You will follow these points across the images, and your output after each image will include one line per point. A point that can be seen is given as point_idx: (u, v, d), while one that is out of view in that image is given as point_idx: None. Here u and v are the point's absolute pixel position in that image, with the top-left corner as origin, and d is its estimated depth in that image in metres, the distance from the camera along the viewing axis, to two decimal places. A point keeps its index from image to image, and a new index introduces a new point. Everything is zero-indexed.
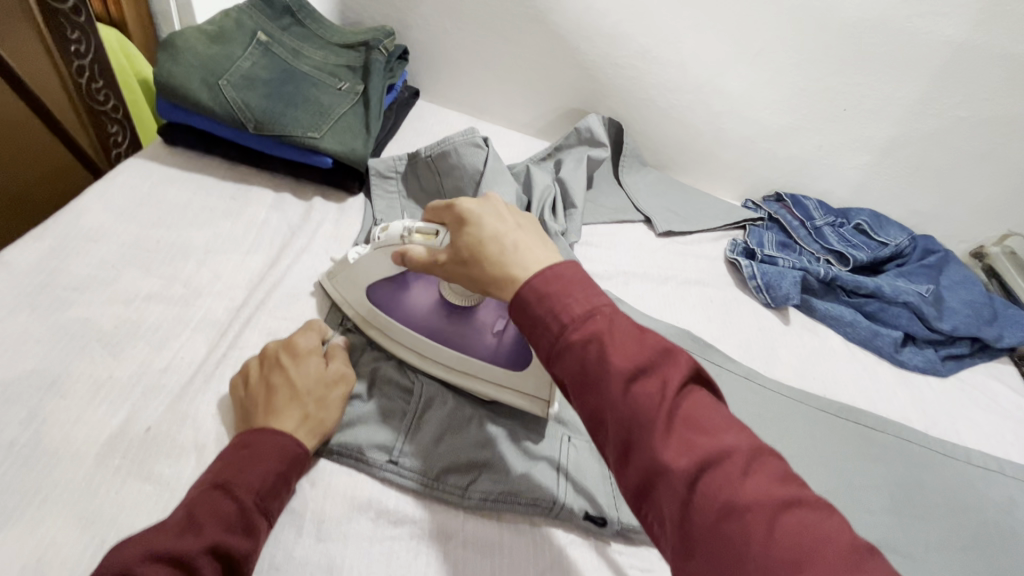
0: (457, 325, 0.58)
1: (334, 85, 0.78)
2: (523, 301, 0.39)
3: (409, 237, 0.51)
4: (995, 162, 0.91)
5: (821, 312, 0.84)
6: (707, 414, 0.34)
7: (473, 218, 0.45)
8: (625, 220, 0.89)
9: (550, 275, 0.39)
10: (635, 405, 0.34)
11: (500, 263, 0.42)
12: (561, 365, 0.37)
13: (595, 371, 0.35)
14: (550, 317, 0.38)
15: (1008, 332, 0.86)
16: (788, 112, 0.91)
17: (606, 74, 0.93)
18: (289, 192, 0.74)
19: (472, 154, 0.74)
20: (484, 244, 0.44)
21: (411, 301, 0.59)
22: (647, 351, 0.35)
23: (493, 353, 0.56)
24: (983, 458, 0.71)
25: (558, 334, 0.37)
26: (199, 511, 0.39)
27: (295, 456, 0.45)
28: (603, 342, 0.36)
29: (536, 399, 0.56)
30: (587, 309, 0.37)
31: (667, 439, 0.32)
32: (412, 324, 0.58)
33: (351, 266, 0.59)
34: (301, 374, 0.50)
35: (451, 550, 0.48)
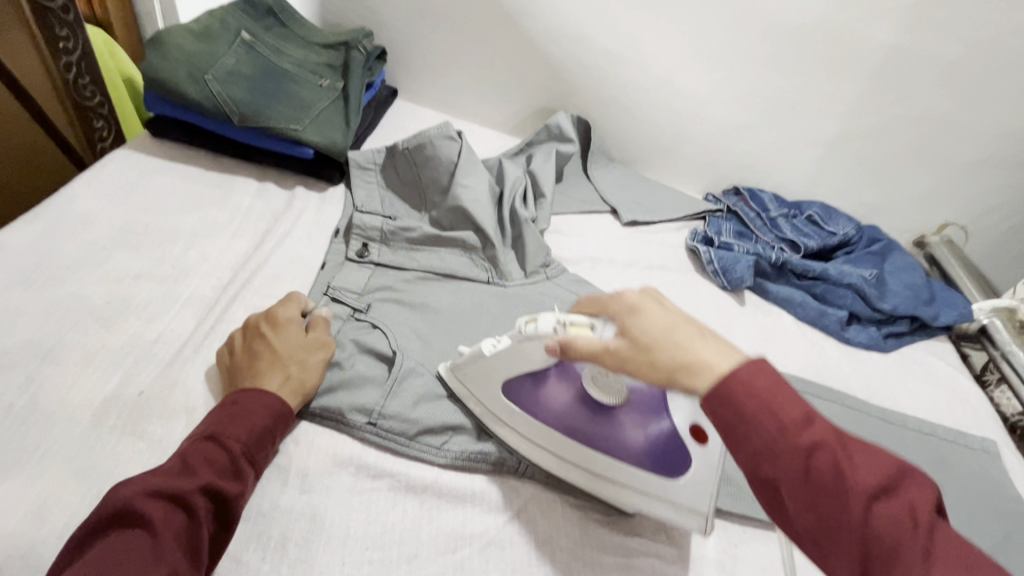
0: (605, 428, 0.53)
1: (315, 81, 0.82)
2: (727, 396, 0.37)
3: (564, 329, 0.48)
4: (929, 157, 0.99)
5: (773, 294, 0.90)
6: (965, 546, 0.32)
7: (646, 306, 0.43)
8: (593, 211, 0.95)
9: (755, 369, 0.38)
10: (876, 523, 0.33)
11: (689, 357, 0.39)
12: (776, 466, 0.36)
13: (825, 481, 0.34)
14: (767, 417, 0.36)
15: (945, 311, 0.93)
16: (741, 110, 0.98)
17: (574, 74, 0.99)
18: (272, 182, 0.78)
19: (446, 146, 0.79)
20: (670, 336, 0.41)
21: (549, 400, 0.54)
22: (884, 470, 0.34)
23: (644, 458, 0.51)
24: (918, 423, 0.77)
25: (777, 437, 0.36)
26: (192, 459, 0.43)
27: (280, 412, 0.50)
28: (833, 451, 0.35)
29: (693, 510, 0.51)
30: (805, 413, 0.37)
31: (930, 574, 0.31)
32: (555, 426, 0.54)
33: (484, 359, 0.55)
34: (282, 341, 0.54)
35: (426, 500, 0.52)
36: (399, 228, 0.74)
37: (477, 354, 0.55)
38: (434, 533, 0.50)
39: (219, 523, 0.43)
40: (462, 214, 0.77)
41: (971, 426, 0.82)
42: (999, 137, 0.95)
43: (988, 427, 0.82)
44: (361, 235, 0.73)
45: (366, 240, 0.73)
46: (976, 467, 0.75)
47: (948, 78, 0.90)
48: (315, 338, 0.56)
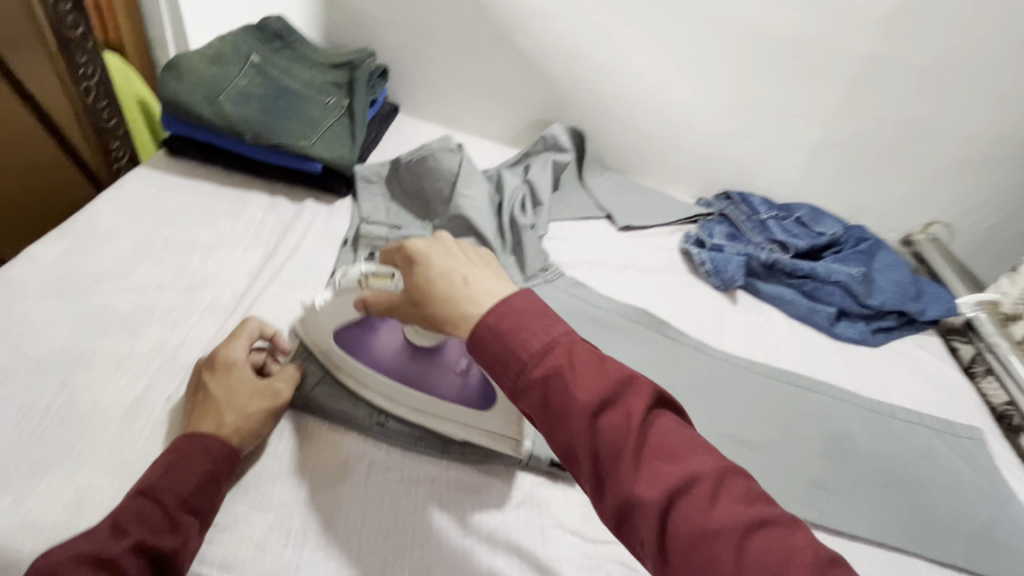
0: (423, 369, 0.58)
1: (322, 100, 0.87)
2: (482, 342, 0.41)
3: (366, 283, 0.52)
4: (911, 159, 1.03)
5: (765, 293, 0.94)
6: (673, 438, 0.37)
7: (424, 259, 0.46)
8: (589, 217, 0.99)
9: (503, 311, 0.41)
10: (602, 436, 0.37)
11: (453, 305, 0.43)
12: (526, 402, 0.40)
13: (559, 407, 0.38)
14: (509, 357, 0.40)
15: (931, 306, 0.96)
16: (729, 118, 1.03)
17: (568, 88, 1.03)
18: (283, 196, 0.83)
19: (448, 158, 0.83)
20: (441, 288, 0.44)
21: (379, 346, 0.59)
22: (606, 383, 0.38)
23: (459, 394, 0.57)
24: (907, 413, 0.80)
25: (522, 372, 0.40)
26: (124, 518, 0.43)
27: (220, 456, 0.49)
28: (563, 377, 0.38)
29: (507, 438, 0.57)
30: (544, 345, 0.40)
31: (637, 472, 0.35)
32: (381, 370, 0.58)
33: (318, 313, 0.58)
34: (220, 388, 0.53)
35: (437, 490, 0.55)
36: (404, 237, 0.78)
37: (312, 309, 0.58)
38: (445, 522, 0.53)
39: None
40: (463, 222, 0.81)
41: (958, 415, 0.85)
42: (977, 138, 0.99)
43: (975, 416, 0.85)
44: (368, 244, 0.77)
45: (373, 249, 0.77)
46: (962, 453, 0.78)
47: (926, 84, 0.94)
48: (266, 385, 0.55)
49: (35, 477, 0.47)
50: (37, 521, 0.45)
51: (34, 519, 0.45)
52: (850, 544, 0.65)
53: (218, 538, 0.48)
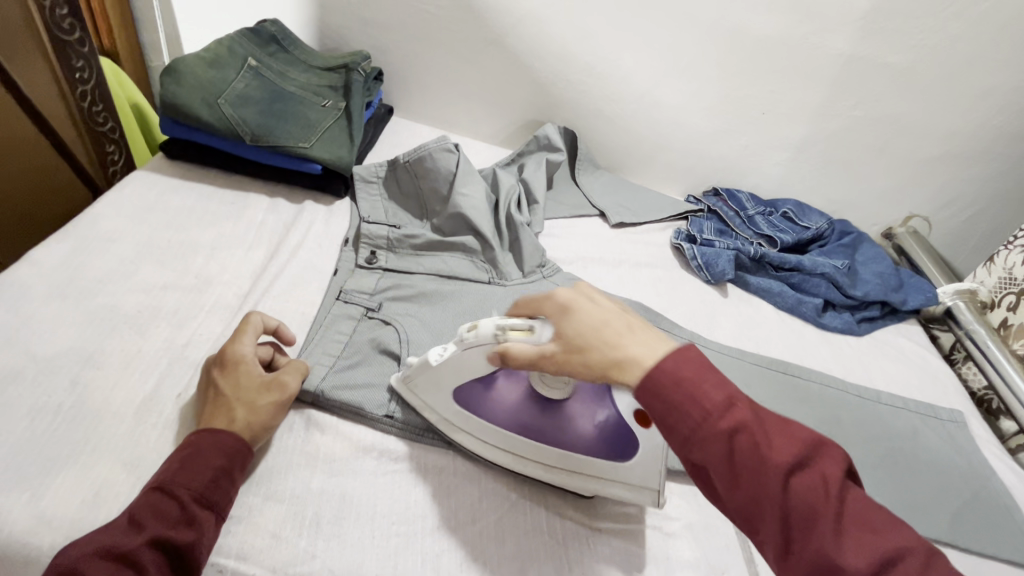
0: (555, 422, 0.57)
1: (319, 102, 0.88)
2: (663, 391, 0.42)
3: (504, 335, 0.49)
4: (890, 155, 1.07)
5: (754, 286, 0.97)
6: (867, 508, 0.39)
7: (579, 306, 0.47)
8: (583, 214, 1.01)
9: (679, 359, 0.43)
10: (797, 497, 0.39)
11: (617, 351, 0.45)
12: (704, 453, 0.41)
13: (749, 461, 0.40)
14: (691, 407, 0.41)
15: (913, 296, 1.00)
16: (715, 117, 1.06)
17: (559, 89, 1.06)
18: (283, 198, 0.84)
19: (445, 158, 0.84)
20: (604, 334, 0.46)
21: (501, 400, 0.58)
22: (797, 446, 0.40)
23: (595, 445, 0.56)
24: (891, 398, 0.84)
25: (703, 424, 0.41)
26: (141, 513, 0.44)
27: (232, 451, 0.50)
28: (752, 433, 0.40)
29: (646, 488, 0.56)
30: (726, 399, 0.41)
31: (839, 537, 0.37)
32: (511, 428, 0.57)
33: (432, 367, 0.56)
34: (229, 383, 0.54)
35: (445, 479, 0.57)
36: (404, 236, 0.80)
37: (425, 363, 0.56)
38: (453, 508, 0.55)
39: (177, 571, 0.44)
40: (462, 220, 0.83)
41: (940, 399, 0.88)
42: (952, 134, 1.03)
43: (956, 400, 0.89)
44: (369, 243, 0.79)
45: (374, 248, 0.78)
46: (944, 435, 0.81)
47: (902, 82, 0.98)
48: (273, 378, 0.56)
49: (49, 473, 0.48)
50: (54, 516, 0.45)
51: (51, 514, 0.46)
52: None
53: (233, 529, 0.49)
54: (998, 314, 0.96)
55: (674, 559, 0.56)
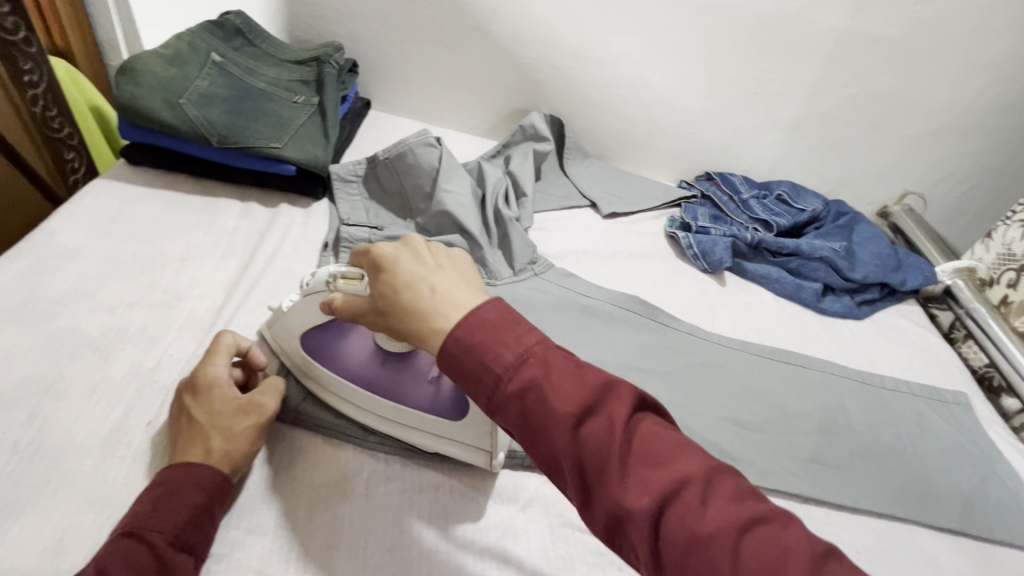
0: (393, 376, 0.55)
1: (290, 99, 0.83)
2: (453, 357, 0.40)
3: (334, 284, 0.50)
4: (886, 132, 1.05)
5: (751, 273, 0.94)
6: (660, 441, 0.36)
7: (391, 265, 0.45)
8: (573, 206, 0.97)
9: (471, 323, 0.40)
10: (586, 446, 0.36)
11: (408, 314, 0.43)
12: (504, 416, 0.38)
13: (539, 418, 0.37)
14: (482, 370, 0.39)
15: (912, 276, 0.98)
16: (707, 99, 1.02)
17: (544, 75, 1.01)
18: (256, 202, 0.79)
19: (427, 153, 0.80)
20: (407, 297, 0.43)
21: (348, 351, 0.56)
22: (586, 391, 0.37)
23: (431, 404, 0.54)
24: (896, 383, 0.82)
25: (496, 385, 0.38)
26: (108, 563, 0.39)
27: (212, 485, 0.46)
28: (539, 388, 0.37)
29: (481, 450, 0.54)
30: (517, 355, 0.38)
31: (625, 480, 0.34)
32: (349, 377, 0.56)
33: (285, 315, 0.57)
34: (202, 410, 0.50)
35: (441, 497, 0.54)
36: (388, 237, 0.76)
37: (279, 311, 0.57)
38: (450, 529, 0.52)
39: None
40: (448, 218, 0.79)
41: (943, 381, 0.86)
42: (948, 108, 1.01)
43: (959, 381, 0.87)
44: (350, 247, 0.74)
45: None
46: (950, 419, 0.79)
47: (898, 56, 0.95)
48: (248, 400, 0.51)
49: (8, 519, 0.44)
50: (15, 566, 0.42)
51: (11, 565, 0.42)
52: (851, 517, 0.66)
53: (213, 568, 0.46)
54: (999, 291, 0.95)
55: None
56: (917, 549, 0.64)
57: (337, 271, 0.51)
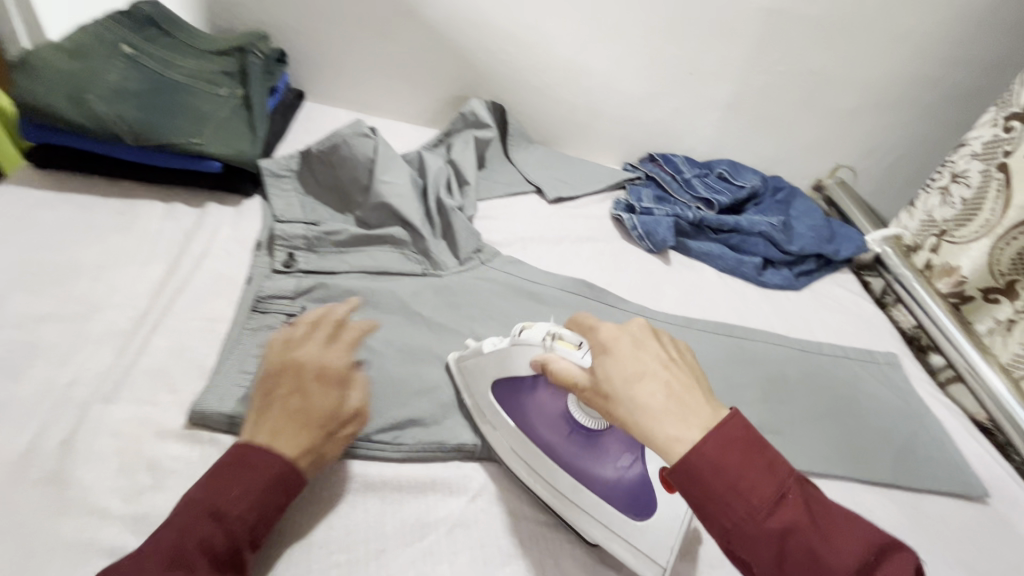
0: (582, 452, 0.54)
1: (213, 92, 0.79)
2: (701, 478, 0.39)
3: (552, 345, 0.52)
4: (815, 108, 1.08)
5: (695, 250, 0.96)
6: None
7: (621, 355, 0.45)
8: (518, 192, 0.97)
9: (725, 442, 0.40)
10: None
11: (632, 411, 0.43)
12: (754, 552, 0.39)
13: (801, 561, 0.37)
14: (735, 499, 0.39)
15: (845, 246, 1.02)
16: (645, 81, 1.03)
17: (482, 60, 1.00)
18: (181, 202, 0.75)
19: (361, 144, 0.78)
20: (633, 389, 0.43)
21: (541, 408, 0.56)
22: (850, 547, 0.37)
23: (612, 493, 0.51)
24: (832, 348, 0.86)
25: (752, 520, 0.38)
26: (189, 545, 0.41)
27: (293, 486, 0.46)
28: (803, 532, 0.38)
29: (653, 559, 0.49)
30: (776, 493, 0.39)
31: None
32: (536, 438, 0.55)
33: (482, 355, 0.59)
34: (318, 399, 0.50)
35: (384, 497, 0.53)
36: (324, 232, 0.73)
37: (477, 350, 0.59)
38: (398, 524, 0.51)
39: None
40: (388, 210, 0.77)
41: (876, 344, 0.91)
42: (872, 83, 1.05)
43: (890, 342, 0.92)
44: (285, 245, 0.71)
45: (291, 249, 0.71)
46: (882, 379, 0.84)
47: (822, 34, 0.98)
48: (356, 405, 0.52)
49: None
50: None
51: None
52: None
53: None
54: (922, 257, 1.00)
55: None
56: (856, 504, 0.68)
57: (555, 331, 0.53)
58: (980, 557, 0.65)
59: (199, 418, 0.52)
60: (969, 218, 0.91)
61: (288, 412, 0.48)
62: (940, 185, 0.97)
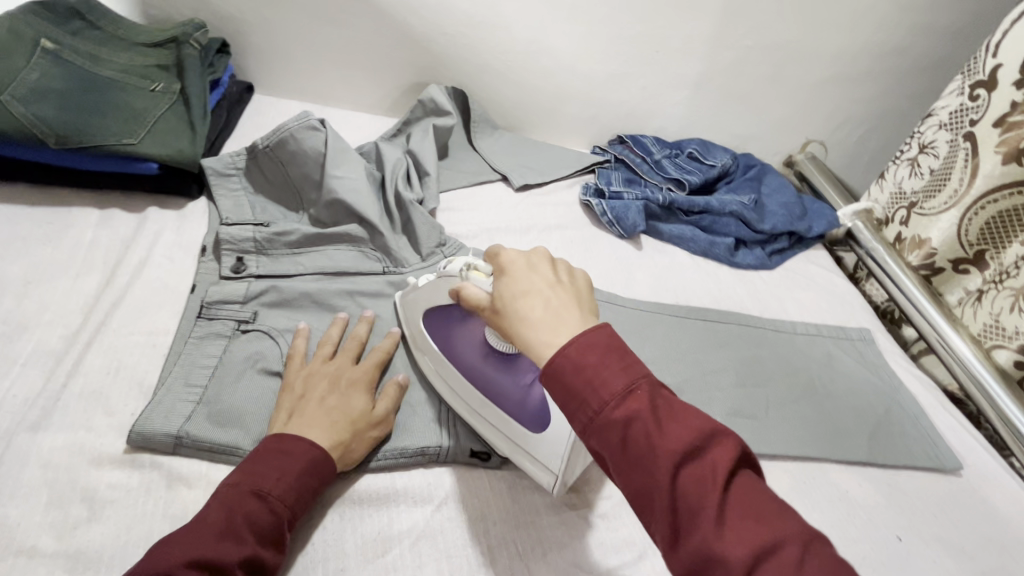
0: (495, 372, 0.57)
1: (147, 87, 0.73)
2: (557, 372, 0.39)
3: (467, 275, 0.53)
4: (784, 83, 1.06)
5: (666, 234, 0.94)
6: (760, 498, 0.34)
7: (515, 275, 0.46)
8: (483, 181, 0.93)
9: (582, 342, 0.40)
10: (683, 489, 0.35)
11: (516, 324, 0.44)
12: (600, 441, 0.38)
13: (639, 449, 0.36)
14: (588, 392, 0.38)
15: (817, 222, 1.01)
16: (610, 61, 1.00)
17: (440, 44, 0.95)
18: (119, 208, 0.70)
19: (310, 137, 0.73)
20: (519, 303, 0.44)
21: (466, 334, 0.59)
22: (691, 431, 0.36)
23: (517, 409, 0.55)
24: (806, 327, 0.85)
25: (599, 409, 0.38)
26: (237, 520, 0.42)
27: (325, 473, 0.48)
28: (643, 422, 0.36)
29: (548, 471, 0.53)
30: (625, 386, 0.38)
31: (721, 529, 0.33)
32: (455, 361, 0.58)
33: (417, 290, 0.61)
34: (352, 400, 0.53)
35: (344, 512, 0.50)
36: (275, 233, 0.68)
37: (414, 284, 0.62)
38: (358, 541, 0.48)
39: None
40: (341, 206, 0.73)
41: (850, 320, 0.91)
42: (839, 55, 1.03)
43: (863, 317, 0.92)
44: (233, 248, 0.66)
45: (240, 253, 0.67)
46: (856, 355, 0.83)
47: (787, 6, 0.96)
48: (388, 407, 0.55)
49: None
50: None
51: None
52: (770, 464, 0.68)
53: None
54: (893, 229, 0.99)
55: (604, 543, 0.52)
56: (832, 486, 0.67)
57: (472, 262, 0.54)
58: (956, 531, 0.65)
59: (142, 440, 0.49)
60: (938, 188, 0.90)
61: (323, 406, 0.52)
62: (908, 156, 0.96)
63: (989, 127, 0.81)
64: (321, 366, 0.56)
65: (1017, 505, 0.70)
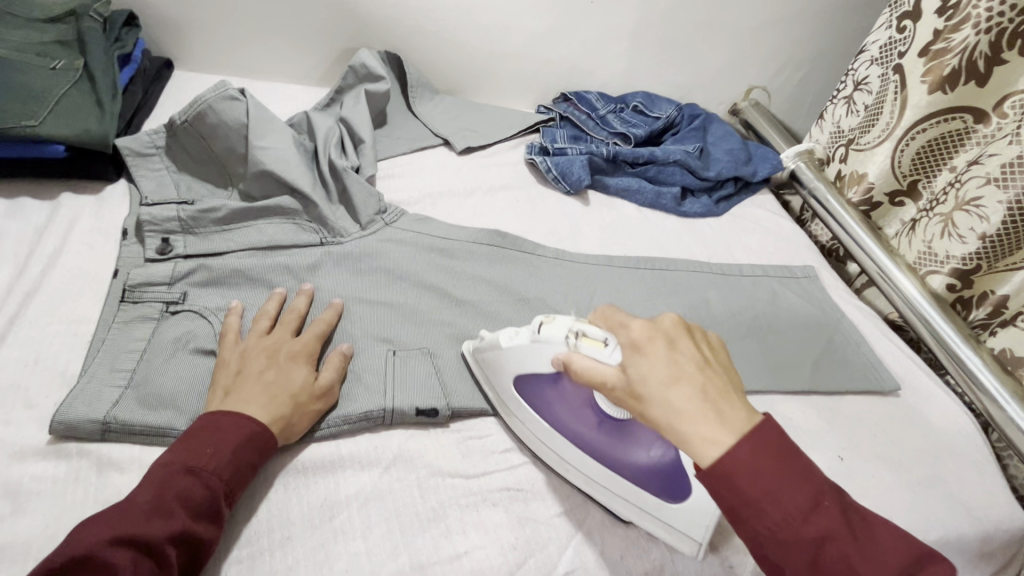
0: (611, 441, 0.52)
1: (46, 65, 0.68)
2: (736, 484, 0.39)
3: (576, 342, 0.48)
4: (722, 28, 1.06)
5: (613, 187, 0.94)
6: None
7: (656, 353, 0.42)
8: (423, 146, 0.91)
9: (758, 447, 0.39)
10: None
11: (672, 419, 0.40)
12: (787, 557, 0.38)
13: (836, 571, 0.37)
14: (774, 509, 0.38)
15: (761, 166, 1.02)
16: (546, 15, 0.97)
17: (367, 6, 0.91)
18: (28, 195, 0.66)
19: (230, 108, 0.70)
20: (669, 392, 0.41)
21: (564, 398, 0.54)
22: (881, 545, 0.38)
23: (645, 479, 0.50)
24: (752, 268, 0.86)
25: (784, 526, 0.38)
26: (167, 495, 0.41)
27: (265, 446, 0.47)
28: (838, 541, 0.37)
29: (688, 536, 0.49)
30: (812, 500, 0.38)
31: None
32: (561, 429, 0.53)
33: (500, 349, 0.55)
34: (291, 375, 0.52)
35: (289, 482, 0.50)
36: (201, 211, 0.65)
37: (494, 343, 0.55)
38: (305, 508, 0.48)
39: (187, 566, 0.41)
40: (271, 178, 0.70)
41: (795, 259, 0.92)
42: None
43: (807, 255, 0.94)
44: (157, 229, 0.63)
45: (165, 233, 0.63)
46: (801, 292, 0.85)
47: None
48: (331, 379, 0.54)
49: None
50: None
51: None
52: None
53: None
54: (834, 168, 1.01)
55: (554, 487, 0.54)
56: (777, 415, 0.69)
57: (579, 327, 0.49)
58: (894, 448, 0.68)
59: (65, 428, 0.47)
60: (871, 123, 0.92)
61: (262, 380, 0.51)
62: (845, 94, 0.97)
63: (916, 57, 0.83)
64: (256, 341, 0.54)
65: (951, 419, 0.74)
